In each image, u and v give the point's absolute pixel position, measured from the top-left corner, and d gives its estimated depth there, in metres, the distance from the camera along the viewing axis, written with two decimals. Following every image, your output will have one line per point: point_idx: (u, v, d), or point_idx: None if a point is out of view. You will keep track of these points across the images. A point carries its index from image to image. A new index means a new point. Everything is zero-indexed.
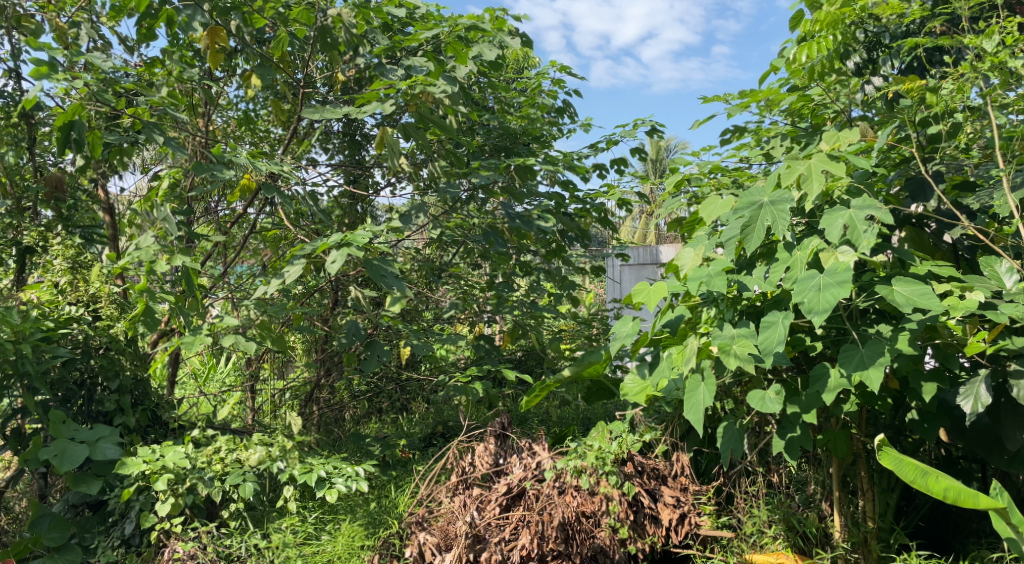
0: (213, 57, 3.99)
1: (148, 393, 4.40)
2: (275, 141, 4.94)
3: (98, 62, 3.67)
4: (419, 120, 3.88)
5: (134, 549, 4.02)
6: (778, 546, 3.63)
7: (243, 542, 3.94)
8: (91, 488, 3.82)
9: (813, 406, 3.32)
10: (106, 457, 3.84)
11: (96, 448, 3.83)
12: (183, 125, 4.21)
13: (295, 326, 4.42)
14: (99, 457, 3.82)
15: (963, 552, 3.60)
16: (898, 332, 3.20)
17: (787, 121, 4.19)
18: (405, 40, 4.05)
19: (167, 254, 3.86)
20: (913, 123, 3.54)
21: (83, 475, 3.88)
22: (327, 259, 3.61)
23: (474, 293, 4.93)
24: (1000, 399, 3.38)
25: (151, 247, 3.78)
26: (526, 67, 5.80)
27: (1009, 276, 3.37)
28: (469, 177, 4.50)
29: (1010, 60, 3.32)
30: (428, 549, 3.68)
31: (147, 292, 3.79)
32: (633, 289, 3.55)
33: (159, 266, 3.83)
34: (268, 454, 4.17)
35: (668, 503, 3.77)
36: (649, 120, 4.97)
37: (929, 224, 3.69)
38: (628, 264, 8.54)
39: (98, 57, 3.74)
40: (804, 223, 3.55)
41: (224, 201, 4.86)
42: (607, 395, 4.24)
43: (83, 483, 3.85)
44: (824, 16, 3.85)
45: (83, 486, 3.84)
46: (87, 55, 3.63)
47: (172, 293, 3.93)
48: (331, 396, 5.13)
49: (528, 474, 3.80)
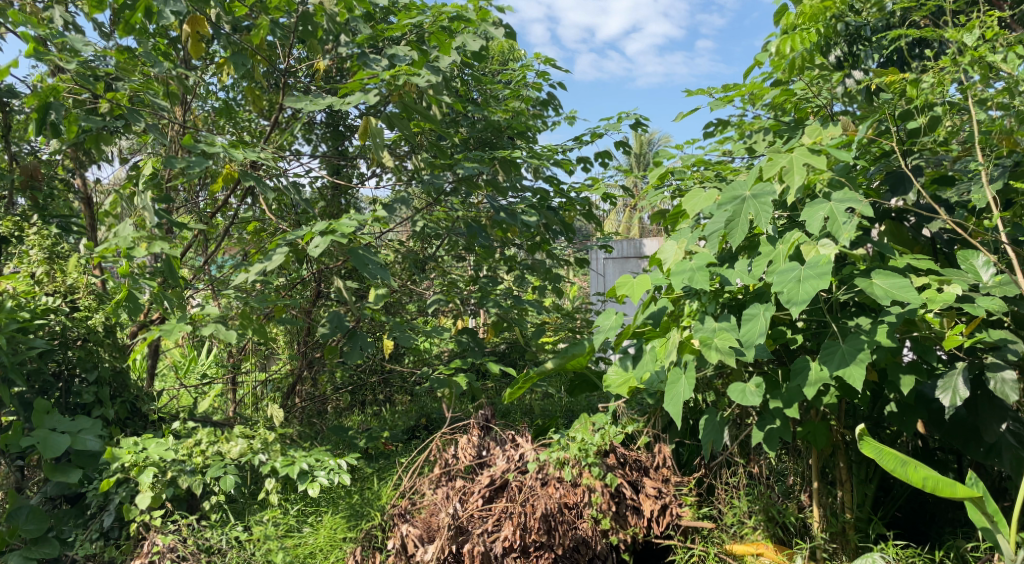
0: (195, 48, 3.96)
1: (126, 385, 4.35)
2: (257, 132, 4.89)
3: (78, 45, 3.62)
4: (404, 108, 3.91)
5: (113, 542, 4.01)
6: (758, 537, 3.70)
7: (224, 534, 3.94)
8: (72, 479, 3.80)
9: (794, 398, 3.36)
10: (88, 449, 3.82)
11: (77, 439, 3.81)
12: (164, 113, 4.16)
13: (277, 318, 4.39)
14: (81, 448, 3.80)
15: (939, 541, 3.68)
16: (876, 324, 3.23)
17: (770, 114, 4.21)
18: (388, 30, 3.99)
19: (146, 242, 3.83)
20: (894, 117, 3.58)
21: (64, 465, 3.86)
22: (311, 245, 3.60)
23: (458, 286, 4.92)
24: (977, 391, 3.43)
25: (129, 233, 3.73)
26: (510, 59, 5.77)
27: (986, 269, 3.46)
28: (454, 168, 4.44)
29: (989, 55, 3.34)
30: (410, 541, 3.66)
31: (130, 277, 3.80)
32: (616, 282, 3.55)
33: (136, 253, 3.79)
34: (249, 446, 4.19)
35: (650, 494, 3.79)
36: (633, 113, 4.97)
37: (908, 217, 3.73)
38: (612, 257, 8.58)
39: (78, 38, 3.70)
40: (786, 216, 3.60)
41: (205, 190, 4.82)
42: (589, 387, 4.24)
43: (63, 473, 3.83)
44: (805, 10, 3.91)
45: (61, 476, 3.81)
46: (68, 37, 3.60)
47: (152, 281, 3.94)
48: (313, 389, 5.13)
49: (510, 466, 3.83)
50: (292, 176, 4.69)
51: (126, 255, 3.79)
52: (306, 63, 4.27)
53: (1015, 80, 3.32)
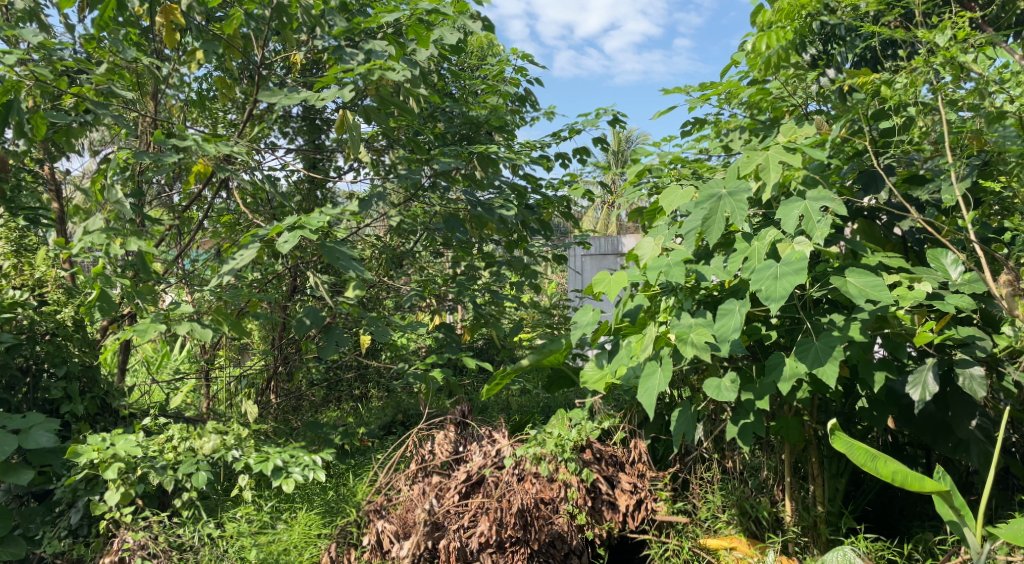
0: (168, 37, 3.85)
1: (96, 381, 4.28)
2: (231, 124, 4.82)
3: (29, 36, 3.54)
4: (381, 103, 3.89)
5: (82, 539, 3.97)
6: (731, 531, 3.77)
7: (197, 531, 3.89)
8: (23, 480, 3.62)
9: (767, 393, 3.40)
10: (40, 446, 3.67)
11: (28, 437, 3.66)
12: (131, 104, 4.06)
13: (252, 313, 4.34)
14: (32, 445, 3.65)
15: (907, 535, 3.74)
16: (849, 321, 3.27)
17: (746, 113, 4.25)
18: (364, 23, 3.94)
19: (120, 238, 3.79)
20: (866, 117, 3.63)
21: (14, 465, 3.70)
22: (280, 240, 3.58)
23: (435, 283, 4.91)
24: (947, 388, 3.52)
25: (101, 234, 3.71)
26: (488, 54, 5.76)
27: (954, 267, 3.52)
28: (431, 163, 4.40)
29: (961, 55, 3.37)
30: (386, 537, 3.71)
31: (103, 276, 3.74)
32: (594, 278, 3.59)
33: (112, 250, 3.75)
34: (222, 442, 4.15)
35: (625, 489, 3.82)
36: (611, 109, 4.99)
37: (880, 216, 3.79)
38: (589, 254, 8.63)
39: (33, 30, 3.61)
40: (761, 214, 3.64)
41: (177, 184, 4.75)
42: (566, 383, 4.25)
43: (13, 474, 3.66)
44: (782, 8, 3.97)
45: (13, 478, 3.65)
46: (18, 30, 3.52)
47: (125, 276, 3.89)
48: (288, 384, 5.09)
49: (487, 462, 3.82)
50: (268, 169, 4.65)
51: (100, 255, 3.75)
52: (281, 55, 4.22)
53: (985, 82, 3.36)
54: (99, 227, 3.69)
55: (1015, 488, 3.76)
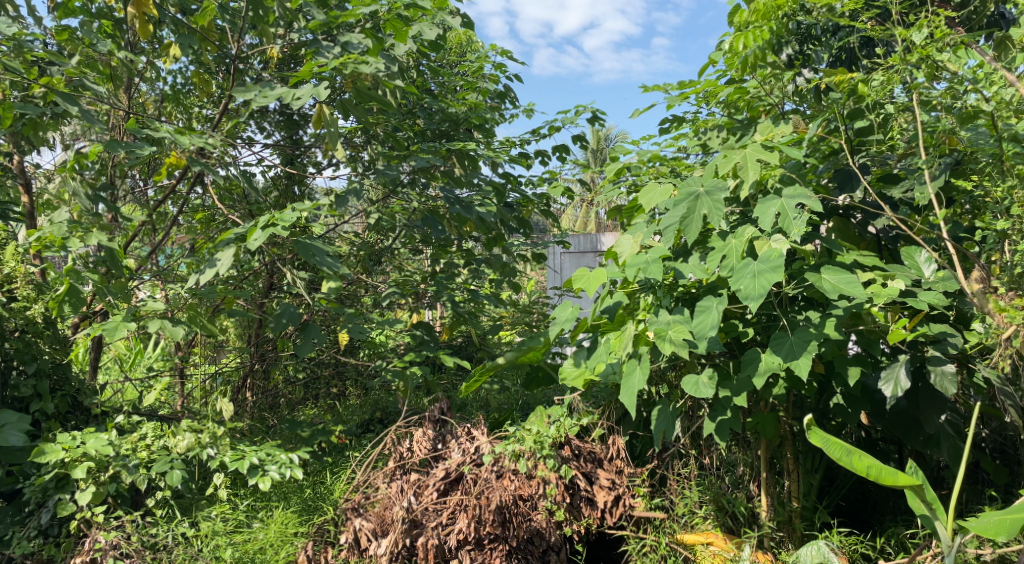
0: (141, 28, 3.77)
1: (67, 378, 4.23)
2: (206, 119, 4.77)
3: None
4: (357, 96, 3.83)
5: (52, 539, 3.91)
6: (708, 526, 3.77)
7: (170, 530, 3.85)
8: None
9: (743, 389, 3.43)
10: (11, 445, 3.66)
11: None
12: (102, 96, 3.95)
13: (227, 310, 4.30)
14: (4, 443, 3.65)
15: (880, 528, 3.80)
16: (824, 318, 3.31)
17: (724, 112, 4.28)
18: (341, 16, 3.89)
19: (84, 233, 3.74)
20: (842, 116, 3.66)
21: None
22: (251, 239, 3.55)
23: (413, 280, 4.89)
24: (918, 383, 3.56)
25: (63, 227, 3.65)
26: (467, 50, 5.74)
27: (928, 265, 3.57)
28: (409, 160, 4.38)
29: (937, 54, 3.36)
30: (364, 535, 3.71)
31: (72, 271, 3.71)
32: (573, 275, 3.60)
33: (72, 242, 3.73)
34: (197, 441, 4.10)
35: (603, 485, 3.84)
36: (590, 107, 5.04)
37: (855, 215, 3.83)
38: (568, 252, 8.67)
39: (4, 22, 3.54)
40: (738, 212, 3.67)
41: (151, 179, 4.69)
42: (545, 380, 4.25)
43: None
44: (758, 8, 4.00)
45: None
46: None
47: (96, 272, 3.83)
48: (266, 382, 5.06)
49: (466, 458, 3.82)
50: (244, 164, 4.61)
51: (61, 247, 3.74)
52: (257, 49, 4.17)
53: (959, 82, 3.38)
54: (60, 221, 3.58)
55: (985, 482, 3.83)
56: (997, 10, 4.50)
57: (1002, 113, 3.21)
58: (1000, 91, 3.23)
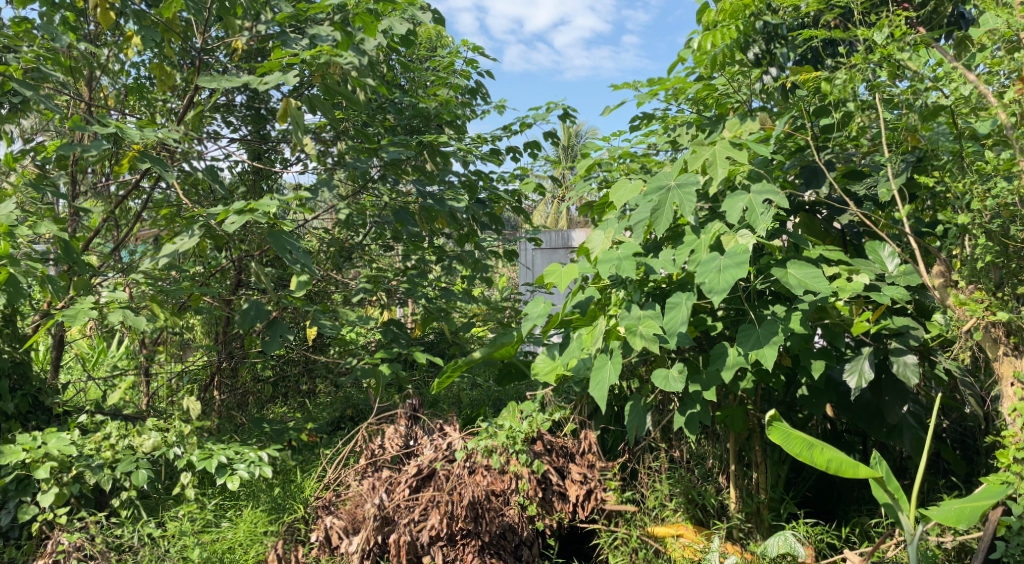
0: (104, 17, 3.69)
1: (28, 378, 4.13)
2: (171, 112, 4.69)
3: None
4: (326, 91, 3.78)
5: (13, 541, 3.83)
6: (678, 519, 3.80)
7: (136, 531, 3.78)
8: None
9: (712, 383, 3.46)
10: None
11: None
12: (63, 88, 3.85)
13: (194, 307, 4.24)
14: None
15: (845, 519, 3.89)
16: (790, 312, 3.35)
17: (693, 109, 4.31)
18: (309, 8, 3.84)
19: (37, 224, 3.61)
20: (808, 113, 3.75)
21: None
22: (228, 221, 3.56)
23: (385, 276, 4.87)
24: (881, 375, 3.64)
25: (12, 212, 3.48)
26: (438, 46, 5.70)
27: (891, 260, 3.63)
28: (379, 153, 4.35)
29: (899, 53, 3.40)
30: (335, 533, 3.69)
31: (9, 257, 3.53)
32: (545, 270, 3.61)
33: (20, 231, 3.58)
34: (163, 440, 4.04)
35: (576, 479, 3.81)
36: (560, 103, 5.06)
37: (820, 211, 3.91)
38: (540, 249, 8.70)
39: None
40: (707, 207, 3.69)
41: (113, 175, 4.60)
42: (517, 376, 4.26)
43: None
44: (726, 7, 4.05)
45: None
46: None
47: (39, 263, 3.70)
48: (234, 380, 5.00)
49: (438, 455, 3.79)
50: (210, 159, 4.55)
51: (10, 236, 3.59)
52: (222, 41, 4.10)
53: (920, 80, 3.38)
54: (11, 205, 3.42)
55: (945, 472, 3.94)
56: (958, 11, 4.60)
57: (961, 111, 3.26)
58: (958, 87, 3.17)
